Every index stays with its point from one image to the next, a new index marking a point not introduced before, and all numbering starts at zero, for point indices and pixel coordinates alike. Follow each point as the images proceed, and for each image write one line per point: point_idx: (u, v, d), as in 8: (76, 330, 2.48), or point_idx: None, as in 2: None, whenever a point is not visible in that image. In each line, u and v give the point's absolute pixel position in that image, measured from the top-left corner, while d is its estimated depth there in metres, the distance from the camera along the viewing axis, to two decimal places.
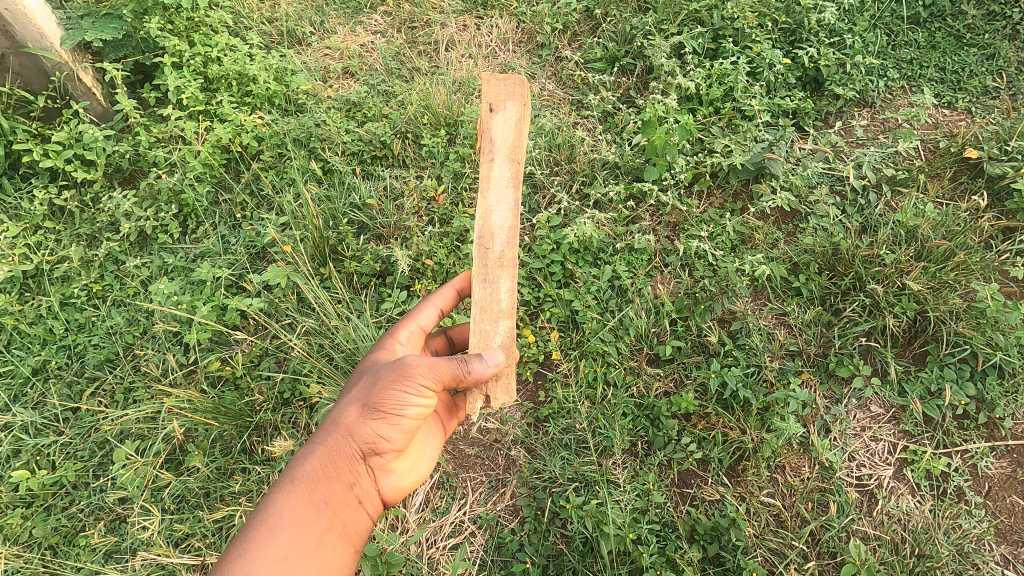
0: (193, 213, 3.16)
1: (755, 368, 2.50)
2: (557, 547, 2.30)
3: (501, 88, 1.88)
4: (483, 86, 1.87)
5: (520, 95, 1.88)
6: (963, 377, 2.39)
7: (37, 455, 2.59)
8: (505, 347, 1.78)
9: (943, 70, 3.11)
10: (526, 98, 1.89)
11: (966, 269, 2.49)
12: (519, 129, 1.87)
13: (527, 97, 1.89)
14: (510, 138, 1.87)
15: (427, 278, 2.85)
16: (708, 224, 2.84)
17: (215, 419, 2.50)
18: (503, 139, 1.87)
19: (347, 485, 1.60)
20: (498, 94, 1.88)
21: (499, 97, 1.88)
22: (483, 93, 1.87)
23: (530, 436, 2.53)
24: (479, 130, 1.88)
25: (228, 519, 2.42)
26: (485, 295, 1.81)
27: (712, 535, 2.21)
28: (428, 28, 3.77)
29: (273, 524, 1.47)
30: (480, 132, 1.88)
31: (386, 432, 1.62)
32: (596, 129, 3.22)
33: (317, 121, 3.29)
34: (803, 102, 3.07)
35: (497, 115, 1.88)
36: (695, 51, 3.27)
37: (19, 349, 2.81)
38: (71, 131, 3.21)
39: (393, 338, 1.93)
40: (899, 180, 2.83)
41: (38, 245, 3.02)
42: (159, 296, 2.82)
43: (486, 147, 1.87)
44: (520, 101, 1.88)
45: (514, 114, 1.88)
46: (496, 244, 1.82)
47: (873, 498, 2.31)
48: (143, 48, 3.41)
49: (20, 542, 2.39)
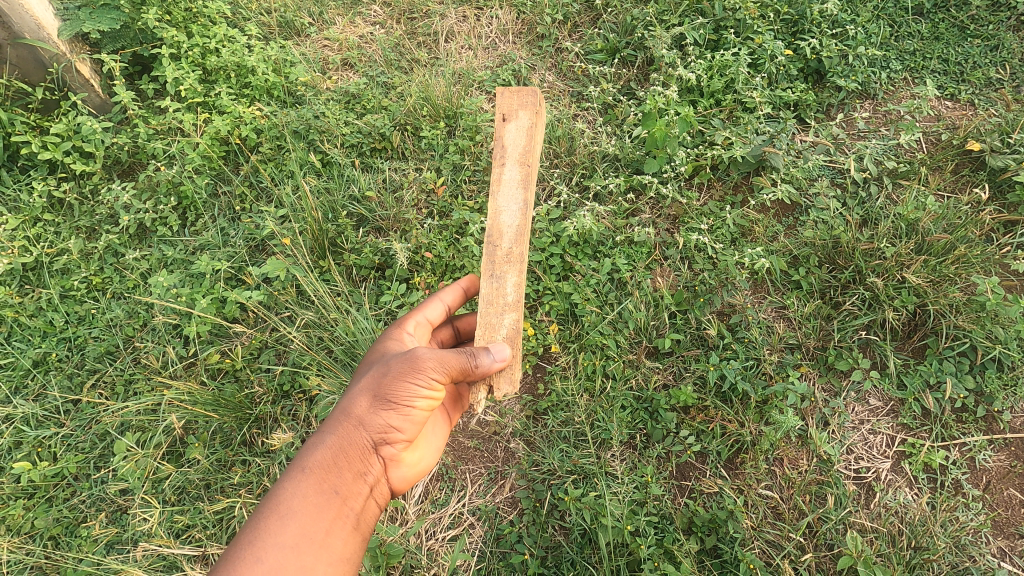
0: (192, 206, 3.15)
1: (754, 361, 2.50)
2: (555, 539, 2.31)
3: (515, 98, 1.90)
4: (496, 98, 1.91)
5: (533, 104, 1.90)
6: (962, 370, 2.39)
7: (38, 447, 2.60)
8: (510, 339, 1.76)
9: (947, 61, 3.08)
10: (539, 107, 1.90)
11: (967, 263, 2.47)
12: (532, 135, 1.88)
13: (540, 108, 1.90)
14: (522, 144, 1.88)
15: (426, 271, 2.85)
16: (708, 217, 2.83)
17: (215, 412, 2.51)
18: (515, 145, 1.88)
19: (356, 475, 1.61)
20: (511, 105, 1.91)
21: (512, 107, 1.91)
22: (496, 104, 1.90)
23: (529, 428, 2.54)
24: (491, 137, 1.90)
25: (228, 510, 2.44)
26: (492, 290, 1.81)
27: (710, 527, 2.23)
28: (428, 19, 3.74)
29: (283, 511, 1.48)
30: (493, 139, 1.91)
31: (396, 423, 1.63)
32: (597, 121, 3.21)
33: (316, 112, 3.26)
34: (804, 94, 3.05)
35: (510, 124, 1.90)
36: (696, 42, 3.25)
37: (20, 341, 2.82)
38: (70, 123, 3.20)
39: (401, 328, 1.95)
40: (900, 173, 2.81)
41: (38, 238, 3.03)
42: (158, 289, 2.81)
43: (498, 152, 1.89)
44: (532, 110, 1.89)
45: (526, 123, 1.89)
46: (503, 241, 1.83)
47: (870, 491, 2.32)
48: (141, 38, 3.37)
49: (22, 533, 2.41)
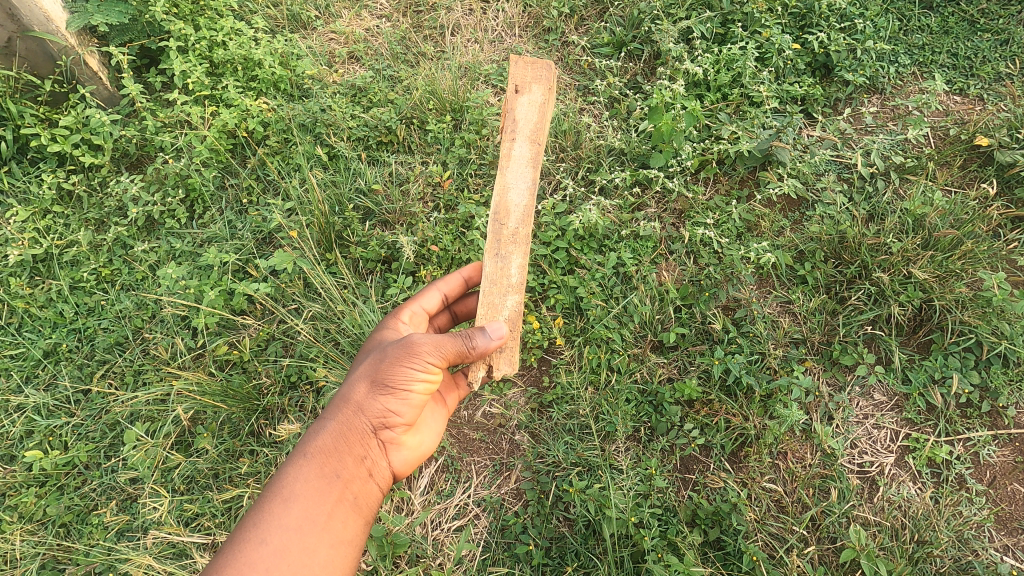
0: (200, 198, 3.16)
1: (759, 356, 2.51)
2: (560, 530, 2.33)
3: (528, 72, 1.98)
4: (510, 68, 1.97)
5: (547, 79, 1.98)
6: (967, 365, 2.39)
7: (49, 436, 2.64)
8: (512, 320, 1.86)
9: (956, 55, 3.06)
10: (552, 83, 1.98)
11: (974, 258, 2.47)
12: (543, 111, 1.97)
13: (553, 82, 1.99)
14: (533, 120, 1.97)
15: (432, 264, 2.86)
16: (714, 212, 2.83)
17: (223, 403, 2.54)
18: (526, 120, 1.96)
19: (357, 459, 1.64)
20: (524, 78, 1.98)
21: (525, 80, 1.98)
22: (511, 75, 1.97)
23: (534, 420, 2.56)
24: (503, 110, 1.98)
25: (237, 500, 2.47)
26: (496, 269, 1.89)
27: (713, 520, 2.24)
28: (434, 12, 3.73)
29: (287, 495, 1.51)
30: (505, 112, 1.98)
31: (395, 407, 1.68)
32: (603, 115, 3.19)
33: (323, 106, 3.26)
34: (812, 89, 3.04)
35: (522, 97, 1.98)
36: (704, 36, 3.24)
37: (30, 332, 2.85)
38: (78, 116, 3.20)
39: (396, 318, 2.00)
40: (908, 168, 2.80)
41: (47, 229, 3.05)
42: (167, 281, 2.84)
43: (509, 127, 1.96)
44: (545, 84, 1.98)
45: (539, 97, 1.98)
46: (510, 220, 1.91)
47: (873, 485, 2.34)
48: (148, 32, 3.39)
49: (35, 520, 2.46)
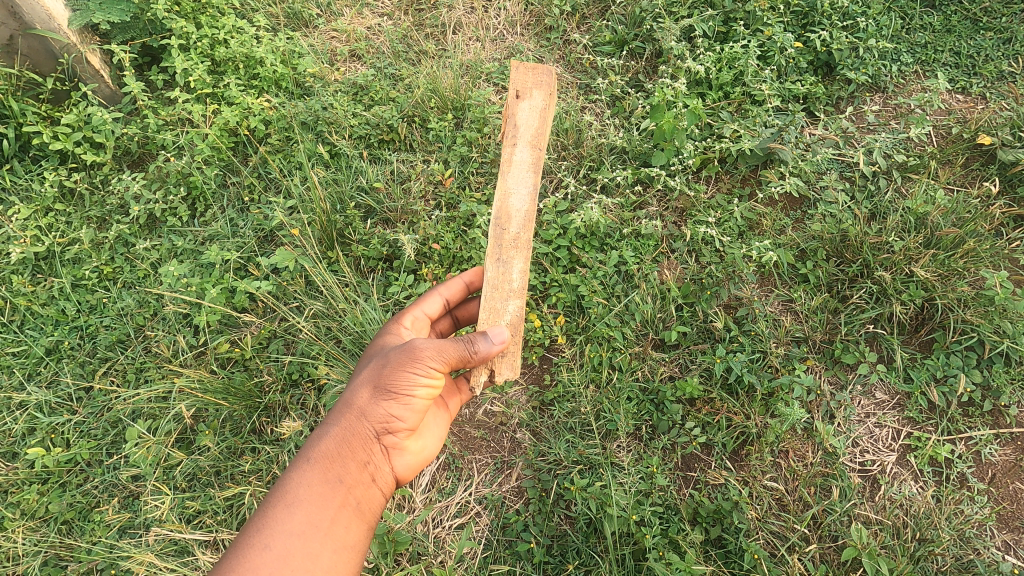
0: (202, 196, 3.16)
1: (760, 354, 2.50)
2: (561, 528, 2.33)
3: (529, 77, 1.98)
4: (511, 74, 1.97)
5: (548, 84, 1.98)
6: (970, 364, 2.38)
7: (51, 433, 2.65)
8: (513, 325, 1.86)
9: (959, 54, 3.05)
10: (552, 88, 1.98)
11: (976, 257, 2.47)
12: (544, 116, 1.97)
13: (553, 87, 1.99)
14: (534, 125, 1.97)
15: (433, 262, 2.86)
16: (716, 210, 2.82)
17: (225, 400, 2.56)
18: (527, 126, 1.96)
19: (360, 464, 1.65)
20: (525, 83, 1.98)
21: (527, 85, 1.98)
22: (512, 81, 1.97)
23: (535, 419, 2.56)
24: (505, 116, 1.98)
25: (239, 497, 2.48)
26: (498, 274, 1.89)
27: (714, 518, 2.24)
28: (435, 11, 3.72)
29: (290, 500, 1.52)
30: (506, 118, 1.98)
31: (397, 412, 1.68)
32: (604, 114, 3.19)
33: (324, 104, 3.25)
34: (814, 87, 3.03)
35: (524, 103, 1.98)
36: (706, 34, 3.23)
37: (33, 330, 2.85)
38: (80, 114, 3.22)
39: (398, 323, 2.00)
40: (911, 166, 2.80)
41: (49, 227, 3.05)
42: (168, 279, 2.85)
43: (510, 132, 1.96)
44: (546, 90, 1.98)
45: (539, 103, 1.98)
46: (512, 226, 1.90)
47: (875, 483, 2.34)
48: (150, 30, 3.40)
49: (36, 517, 2.46)
